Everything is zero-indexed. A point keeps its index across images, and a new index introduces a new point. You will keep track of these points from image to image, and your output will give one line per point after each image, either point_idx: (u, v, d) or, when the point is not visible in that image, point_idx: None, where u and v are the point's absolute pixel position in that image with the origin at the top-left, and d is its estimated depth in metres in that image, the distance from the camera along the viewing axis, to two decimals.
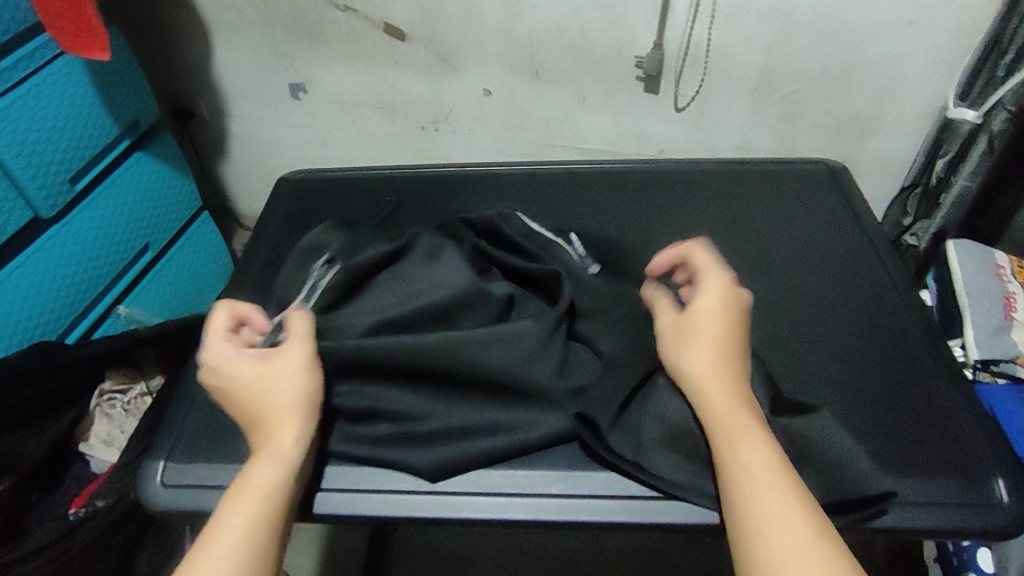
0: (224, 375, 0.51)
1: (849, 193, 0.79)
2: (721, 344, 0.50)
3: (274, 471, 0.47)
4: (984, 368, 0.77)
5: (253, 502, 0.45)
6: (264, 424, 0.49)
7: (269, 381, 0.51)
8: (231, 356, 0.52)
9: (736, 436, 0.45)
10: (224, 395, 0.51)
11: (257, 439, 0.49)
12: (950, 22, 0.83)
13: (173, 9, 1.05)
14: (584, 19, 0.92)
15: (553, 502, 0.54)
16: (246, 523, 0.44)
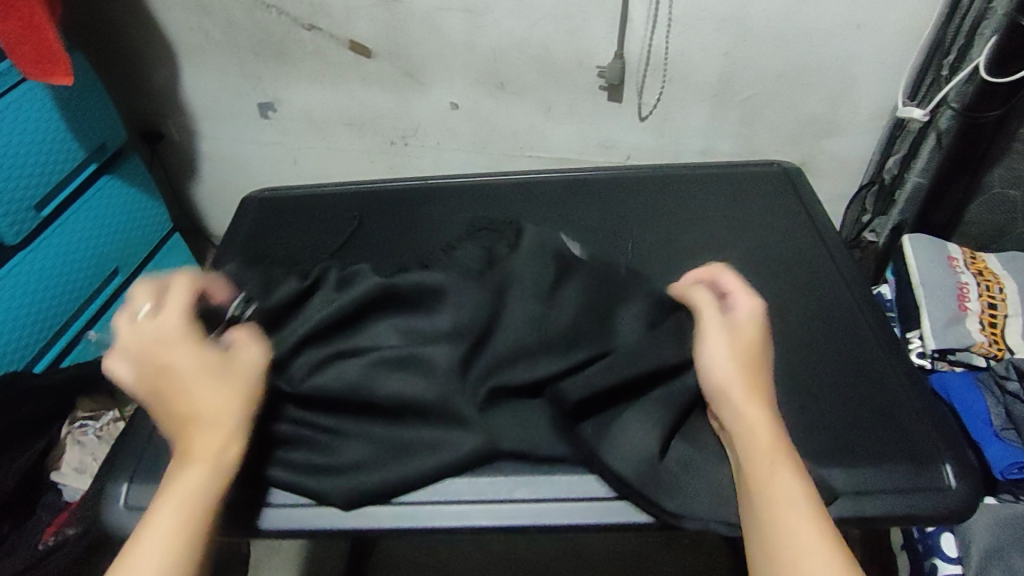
0: (173, 365, 0.48)
1: (802, 195, 0.82)
2: (755, 366, 0.51)
3: (203, 477, 0.46)
4: (941, 358, 0.80)
5: (175, 524, 0.44)
6: (195, 422, 0.47)
7: (209, 377, 0.49)
8: (172, 342, 0.50)
9: (777, 468, 0.45)
10: (165, 386, 0.48)
11: (186, 444, 0.47)
12: (897, 25, 0.86)
13: (138, 32, 1.05)
14: (545, 31, 0.94)
15: (517, 506, 0.55)
16: (172, 549, 0.43)
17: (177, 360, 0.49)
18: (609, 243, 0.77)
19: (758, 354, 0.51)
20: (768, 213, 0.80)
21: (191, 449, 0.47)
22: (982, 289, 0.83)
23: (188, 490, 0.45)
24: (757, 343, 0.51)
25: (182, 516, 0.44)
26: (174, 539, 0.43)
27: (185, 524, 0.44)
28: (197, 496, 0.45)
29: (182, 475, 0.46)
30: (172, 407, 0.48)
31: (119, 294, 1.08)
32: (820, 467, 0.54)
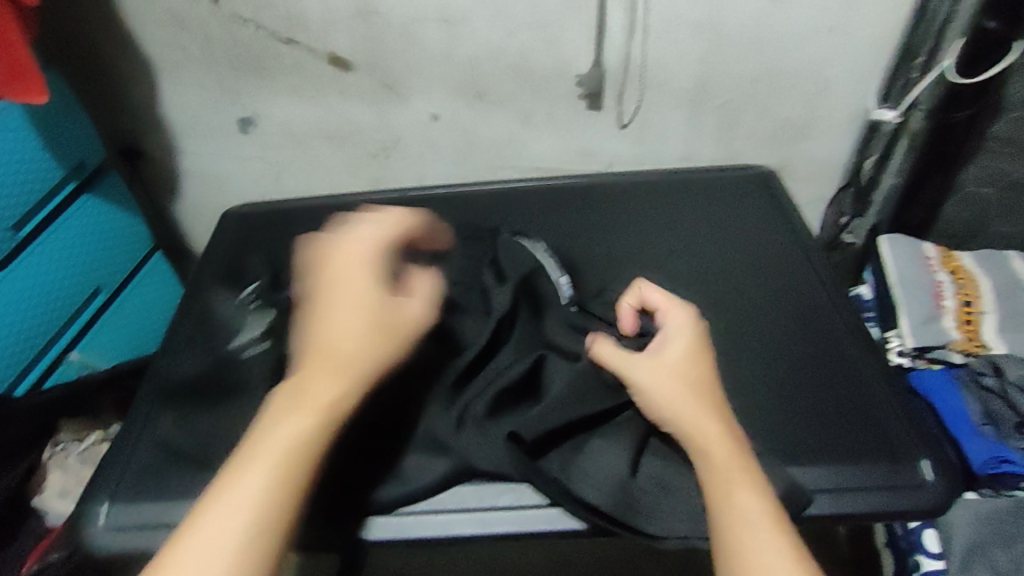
0: (353, 292, 0.53)
1: (778, 198, 0.83)
2: (704, 393, 0.54)
3: (311, 422, 0.47)
4: (919, 355, 0.80)
5: (271, 462, 0.45)
6: (327, 361, 0.50)
7: (354, 320, 0.52)
8: (354, 271, 0.54)
9: (735, 482, 0.48)
10: (334, 312, 0.52)
11: (316, 375, 0.49)
12: (868, 30, 0.88)
13: (116, 50, 1.05)
14: (522, 40, 0.95)
15: (501, 515, 0.58)
16: (264, 486, 0.44)
17: (338, 299, 0.53)
18: (588, 253, 0.77)
19: (704, 374, 0.55)
20: (744, 219, 0.81)
21: (308, 389, 0.49)
22: (957, 288, 0.85)
23: (292, 429, 0.47)
24: (701, 363, 0.55)
25: (282, 457, 0.45)
26: (270, 479, 0.44)
27: (283, 465, 0.45)
28: (301, 437, 0.46)
29: (293, 411, 0.48)
30: (312, 342, 0.51)
31: (100, 313, 1.07)
32: (792, 466, 0.56)
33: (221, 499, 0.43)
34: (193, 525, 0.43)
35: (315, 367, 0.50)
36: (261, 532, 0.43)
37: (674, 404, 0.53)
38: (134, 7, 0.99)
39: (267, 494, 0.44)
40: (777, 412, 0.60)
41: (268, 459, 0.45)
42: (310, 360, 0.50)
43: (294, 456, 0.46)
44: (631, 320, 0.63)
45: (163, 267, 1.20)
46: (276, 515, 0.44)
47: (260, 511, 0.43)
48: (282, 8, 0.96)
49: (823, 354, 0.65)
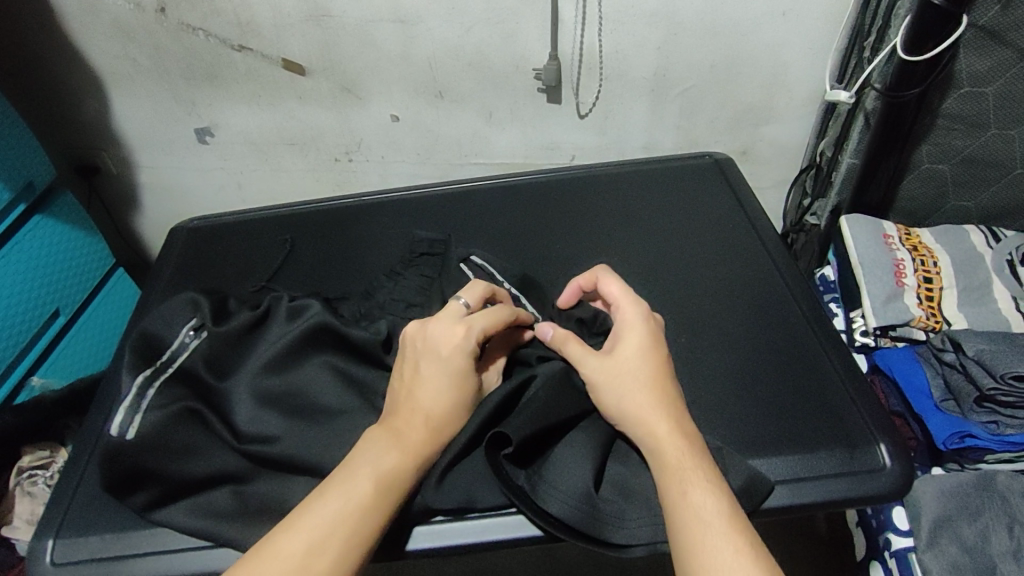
0: (448, 367, 0.55)
1: (733, 182, 0.83)
2: (659, 392, 0.53)
3: (411, 465, 0.52)
4: (882, 334, 0.83)
5: (354, 509, 0.48)
6: (430, 417, 0.54)
7: (456, 380, 0.56)
8: (467, 347, 0.56)
9: (687, 477, 0.48)
10: (432, 377, 0.55)
11: (405, 435, 0.53)
12: (819, 11, 0.87)
13: (62, 65, 1.02)
14: (478, 36, 0.94)
15: (459, 525, 0.58)
16: (347, 532, 0.47)
17: (439, 352, 0.56)
18: (549, 251, 0.77)
19: (657, 365, 0.55)
20: (702, 208, 0.81)
21: (402, 431, 0.53)
22: (918, 264, 0.85)
23: (388, 462, 0.51)
24: (652, 354, 0.55)
25: (377, 485, 0.50)
26: (368, 497, 0.49)
27: (375, 496, 0.49)
28: (396, 470, 0.51)
29: (392, 450, 0.52)
30: (407, 398, 0.55)
31: (60, 337, 1.04)
32: (754, 458, 0.57)
33: (311, 519, 0.47)
34: (273, 542, 0.46)
35: (419, 421, 0.54)
36: (348, 554, 0.47)
37: (624, 400, 0.53)
38: (78, 20, 0.96)
39: (358, 517, 0.48)
40: (735, 404, 0.60)
41: (361, 488, 0.49)
42: (406, 411, 0.54)
43: (387, 486, 0.50)
44: (568, 296, 0.65)
45: (126, 283, 1.17)
46: (370, 532, 0.48)
47: (354, 530, 0.47)
48: (232, 14, 0.94)
49: (781, 341, 0.65)
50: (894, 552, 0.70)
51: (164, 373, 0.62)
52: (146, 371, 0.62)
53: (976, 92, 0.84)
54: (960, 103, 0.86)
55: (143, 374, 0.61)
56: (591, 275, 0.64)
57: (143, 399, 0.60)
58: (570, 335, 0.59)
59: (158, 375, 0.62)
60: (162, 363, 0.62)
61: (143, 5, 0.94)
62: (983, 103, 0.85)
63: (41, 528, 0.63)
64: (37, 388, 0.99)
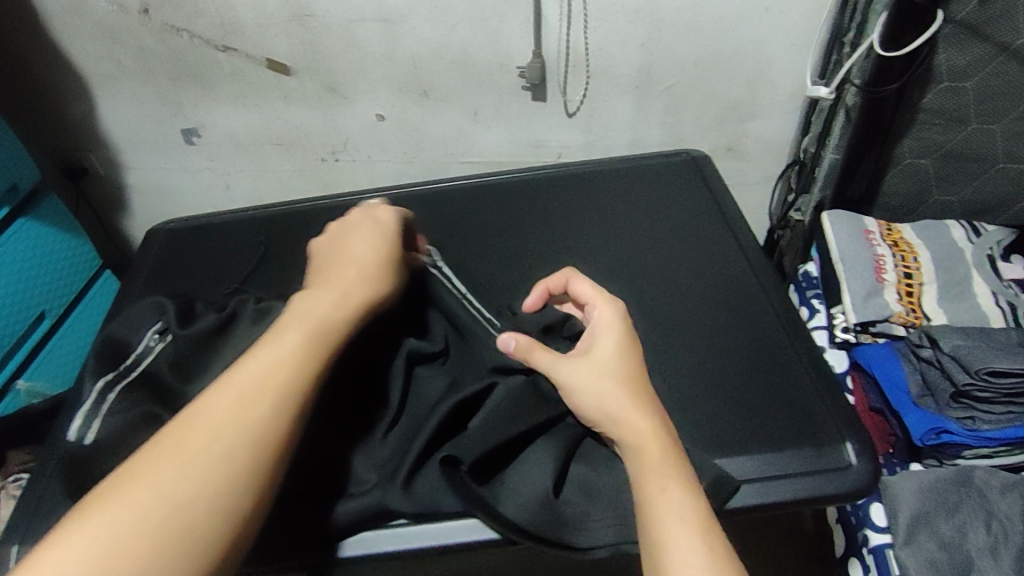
0: (377, 232, 0.62)
1: (710, 180, 0.83)
2: (638, 390, 0.53)
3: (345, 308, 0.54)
4: (863, 331, 0.82)
5: (290, 346, 0.50)
6: (362, 268, 0.58)
7: (384, 242, 0.61)
8: (387, 224, 0.64)
9: (665, 482, 0.48)
10: (363, 239, 0.61)
11: (338, 283, 0.56)
12: (802, 5, 0.87)
13: (45, 66, 1.01)
14: (462, 35, 0.93)
15: (422, 528, 0.58)
16: (285, 365, 0.49)
17: (361, 223, 0.63)
18: (525, 250, 0.77)
19: (628, 361, 0.55)
20: (678, 205, 0.81)
21: (332, 284, 0.56)
22: (898, 259, 0.85)
23: (320, 311, 0.53)
24: (628, 354, 0.55)
25: (312, 324, 0.52)
26: (301, 339, 0.51)
27: (310, 335, 0.51)
28: (328, 313, 0.53)
29: (327, 299, 0.54)
30: (341, 259, 0.59)
31: (46, 341, 1.04)
32: (721, 456, 0.57)
33: (245, 371, 0.48)
34: (200, 402, 0.47)
35: (351, 271, 0.58)
36: (287, 395, 0.48)
37: (605, 399, 0.53)
38: (61, 20, 0.96)
39: (290, 364, 0.49)
40: (703, 402, 0.60)
41: (295, 338, 0.51)
42: (341, 266, 0.58)
43: (323, 328, 0.52)
44: (534, 299, 0.66)
45: (111, 285, 1.17)
46: (308, 363, 0.50)
47: (291, 362, 0.49)
48: (216, 15, 0.94)
49: (753, 339, 0.65)
50: (871, 549, 0.71)
51: (120, 379, 0.62)
52: (108, 376, 0.63)
53: (955, 87, 0.84)
54: (941, 98, 0.85)
55: (103, 380, 0.62)
56: (558, 277, 0.65)
57: (103, 403, 0.61)
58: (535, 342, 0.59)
59: (119, 381, 0.62)
60: (125, 368, 0.63)
61: (125, 5, 0.94)
62: (962, 98, 0.85)
63: (13, 532, 0.63)
64: (23, 393, 0.99)
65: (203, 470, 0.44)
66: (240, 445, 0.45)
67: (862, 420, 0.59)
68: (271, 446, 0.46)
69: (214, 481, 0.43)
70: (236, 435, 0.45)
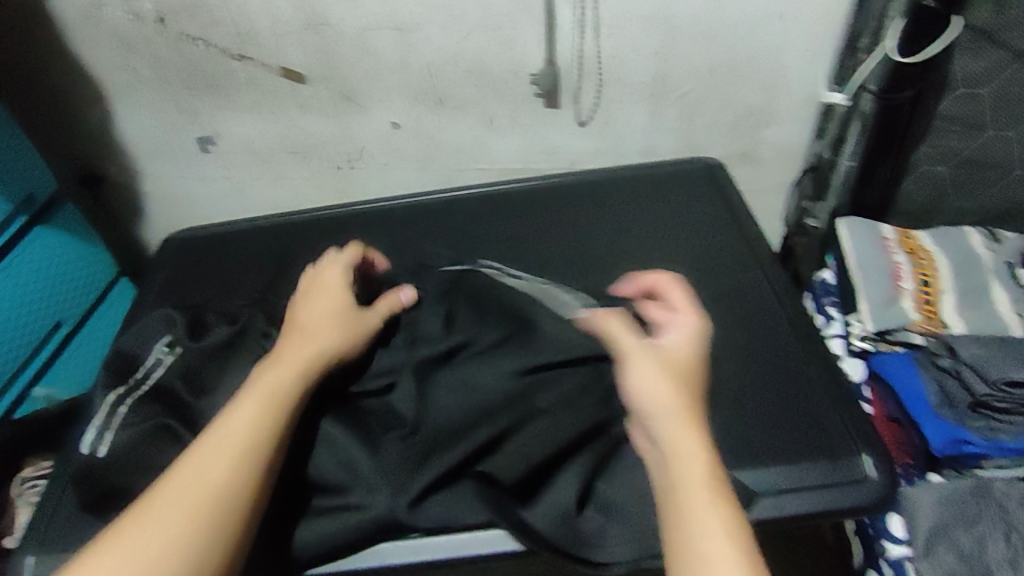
0: (326, 291, 0.64)
1: (725, 187, 0.83)
2: (699, 398, 0.53)
3: (296, 371, 0.56)
4: (881, 339, 0.82)
5: (243, 416, 0.52)
6: (312, 328, 0.60)
7: (333, 301, 0.63)
8: (339, 281, 0.65)
9: (707, 501, 0.47)
10: (313, 300, 0.63)
11: (289, 347, 0.58)
12: (815, 12, 0.87)
13: (65, 76, 1.03)
14: (477, 43, 0.94)
15: (438, 539, 0.58)
16: (240, 434, 0.51)
17: (312, 287, 0.65)
18: (540, 259, 0.77)
19: (693, 371, 0.54)
20: (692, 213, 0.81)
21: (282, 351, 0.58)
22: (915, 267, 0.84)
23: (273, 378, 0.55)
24: (701, 364, 0.56)
25: (264, 391, 0.54)
26: (256, 407, 0.52)
27: (264, 402, 0.53)
28: (277, 380, 0.55)
29: (279, 364, 0.56)
30: (294, 322, 0.61)
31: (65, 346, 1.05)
32: (738, 468, 0.56)
33: (204, 445, 0.50)
34: (161, 479, 0.49)
35: (302, 335, 0.59)
36: (243, 464, 0.49)
37: (670, 396, 0.52)
38: (80, 31, 0.98)
39: (245, 433, 0.51)
40: (718, 411, 0.60)
41: (249, 406, 0.53)
42: (289, 333, 0.60)
43: (276, 394, 0.54)
44: (630, 289, 0.66)
45: (127, 292, 1.18)
46: (262, 430, 0.51)
47: (244, 433, 0.51)
48: (231, 24, 0.95)
49: (769, 348, 0.65)
50: (889, 560, 0.70)
51: (132, 391, 0.63)
52: (119, 390, 0.63)
53: (972, 94, 0.83)
54: (957, 105, 0.85)
55: (115, 393, 0.64)
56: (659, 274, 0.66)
57: (115, 417, 0.62)
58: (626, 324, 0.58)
59: (131, 394, 0.63)
60: (137, 381, 0.64)
61: (143, 15, 0.95)
62: (979, 105, 0.84)
63: (34, 537, 0.65)
64: (39, 400, 1.01)
65: (156, 546, 0.45)
66: (198, 513, 0.47)
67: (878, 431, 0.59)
68: (229, 511, 0.48)
69: (171, 553, 0.45)
70: (195, 506, 0.47)
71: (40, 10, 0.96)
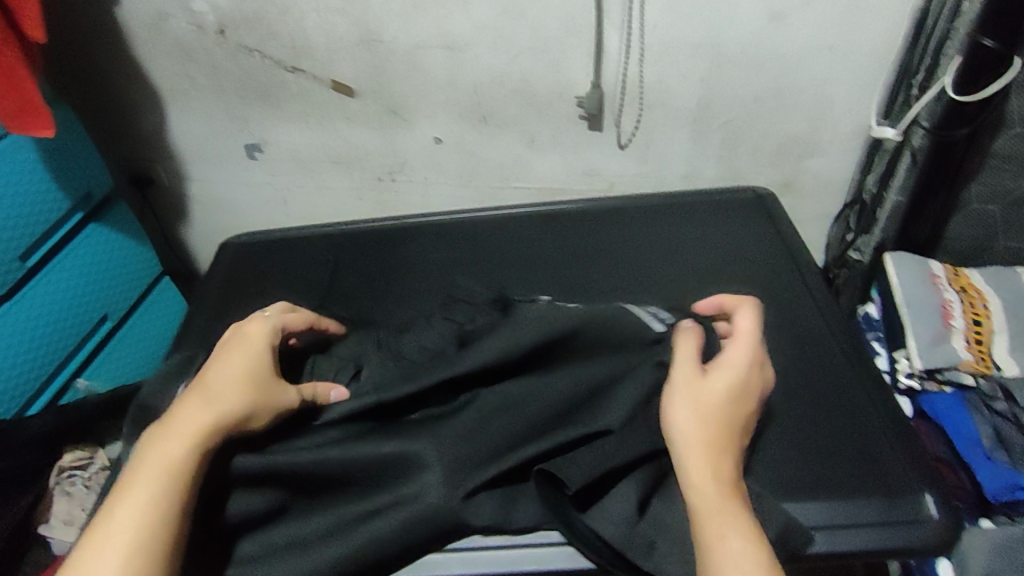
0: (236, 349, 0.58)
1: (776, 217, 0.83)
2: (726, 442, 0.52)
3: (188, 445, 0.51)
4: (929, 377, 0.80)
5: (129, 509, 0.47)
6: (208, 390, 0.54)
7: (238, 359, 0.57)
8: (254, 341, 0.59)
9: (731, 518, 0.48)
10: (222, 357, 0.57)
11: (183, 414, 0.53)
12: (867, 47, 0.87)
13: (127, 81, 1.07)
14: (524, 64, 0.95)
15: (499, 553, 0.60)
16: (132, 528, 0.47)
17: (225, 343, 0.59)
18: (585, 280, 0.78)
19: (729, 414, 0.53)
20: (738, 241, 0.81)
21: (172, 420, 0.52)
22: (966, 306, 0.83)
23: (165, 454, 0.50)
24: (739, 403, 0.54)
25: (151, 473, 0.49)
26: (144, 493, 0.48)
27: (153, 487, 0.48)
28: (169, 457, 0.50)
29: (169, 435, 0.51)
30: (197, 383, 0.55)
31: (107, 341, 1.08)
32: (789, 501, 0.56)
33: (95, 543, 0.46)
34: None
35: (199, 397, 0.54)
36: (136, 560, 0.46)
37: (689, 439, 0.52)
38: (143, 39, 1.01)
39: (136, 527, 0.47)
40: (768, 440, 0.60)
41: (137, 492, 0.48)
42: (193, 392, 0.54)
43: (168, 477, 0.49)
44: (711, 305, 0.64)
45: (170, 291, 1.21)
46: (152, 521, 0.47)
47: (134, 526, 0.47)
48: (288, 37, 0.98)
49: (820, 380, 0.65)
50: None
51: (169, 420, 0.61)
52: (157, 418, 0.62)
53: None
54: (1013, 144, 0.84)
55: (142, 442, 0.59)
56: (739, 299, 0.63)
57: None
58: (684, 350, 0.57)
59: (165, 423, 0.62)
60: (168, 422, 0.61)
61: (204, 26, 0.98)
62: None
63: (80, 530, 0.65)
64: (81, 391, 1.02)
65: None
66: None
67: (937, 470, 0.58)
68: None
69: None
70: None
71: (107, 17, 0.99)
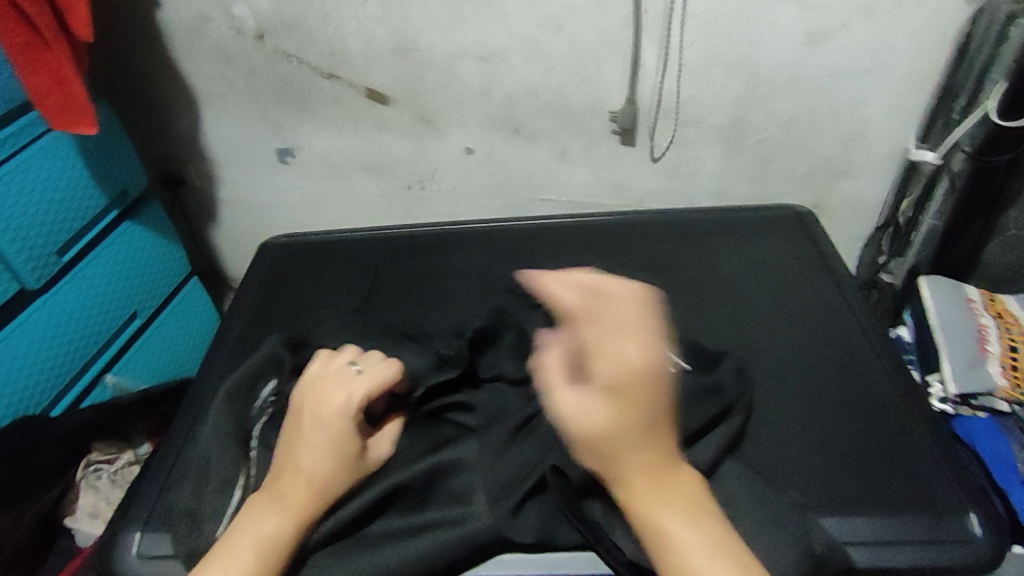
0: (323, 426, 0.55)
1: (815, 237, 0.83)
2: (642, 454, 0.46)
3: (292, 525, 0.53)
4: (963, 402, 0.79)
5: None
6: (304, 471, 0.54)
7: (329, 441, 0.55)
8: (343, 421, 0.55)
9: (661, 509, 0.46)
10: (310, 436, 0.55)
11: (283, 492, 0.54)
12: (903, 71, 0.88)
13: (166, 82, 1.09)
14: (559, 78, 0.97)
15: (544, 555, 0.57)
16: None
17: (314, 416, 0.55)
18: None
19: (626, 437, 0.45)
20: (773, 261, 0.81)
21: (279, 496, 0.53)
22: (1002, 331, 0.83)
23: (268, 530, 0.52)
24: (624, 420, 0.45)
25: (257, 549, 0.51)
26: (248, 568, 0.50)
27: (256, 562, 0.50)
28: (274, 534, 0.52)
29: (274, 513, 0.53)
30: (291, 458, 0.55)
31: (136, 338, 1.09)
32: (826, 515, 0.55)
33: None
34: None
35: (300, 481, 0.54)
36: None
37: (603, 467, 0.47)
38: (184, 41, 1.03)
39: None
40: (810, 457, 0.59)
41: (240, 562, 0.50)
42: (286, 468, 0.54)
43: (268, 554, 0.51)
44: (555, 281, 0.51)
45: (199, 290, 1.22)
46: None
47: None
48: (326, 44, 1.00)
49: (859, 400, 0.64)
50: None
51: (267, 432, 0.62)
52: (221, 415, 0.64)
53: None
54: None
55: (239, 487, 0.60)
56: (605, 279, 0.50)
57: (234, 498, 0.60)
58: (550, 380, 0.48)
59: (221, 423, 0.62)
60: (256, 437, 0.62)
61: (244, 31, 1.01)
62: None
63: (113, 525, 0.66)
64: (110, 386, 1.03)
65: None
66: None
67: (981, 492, 0.58)
68: None
69: None
70: None
71: (151, 20, 1.02)
